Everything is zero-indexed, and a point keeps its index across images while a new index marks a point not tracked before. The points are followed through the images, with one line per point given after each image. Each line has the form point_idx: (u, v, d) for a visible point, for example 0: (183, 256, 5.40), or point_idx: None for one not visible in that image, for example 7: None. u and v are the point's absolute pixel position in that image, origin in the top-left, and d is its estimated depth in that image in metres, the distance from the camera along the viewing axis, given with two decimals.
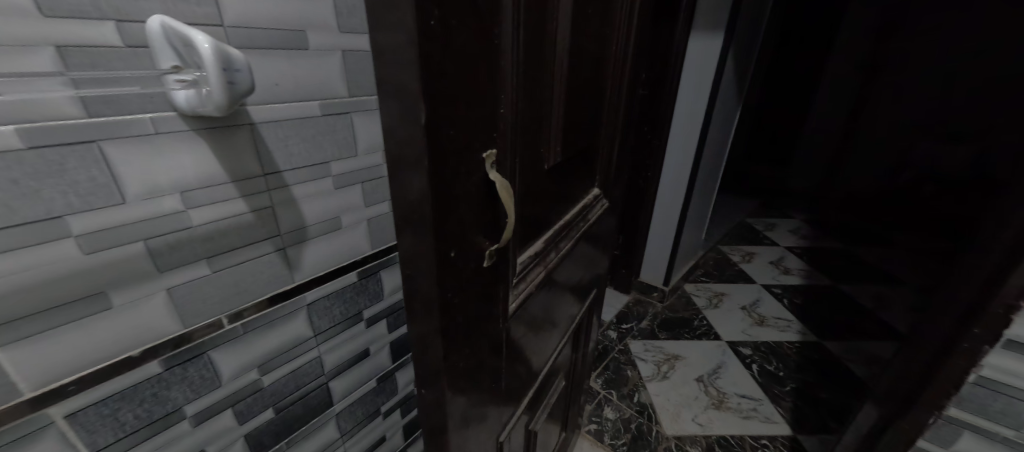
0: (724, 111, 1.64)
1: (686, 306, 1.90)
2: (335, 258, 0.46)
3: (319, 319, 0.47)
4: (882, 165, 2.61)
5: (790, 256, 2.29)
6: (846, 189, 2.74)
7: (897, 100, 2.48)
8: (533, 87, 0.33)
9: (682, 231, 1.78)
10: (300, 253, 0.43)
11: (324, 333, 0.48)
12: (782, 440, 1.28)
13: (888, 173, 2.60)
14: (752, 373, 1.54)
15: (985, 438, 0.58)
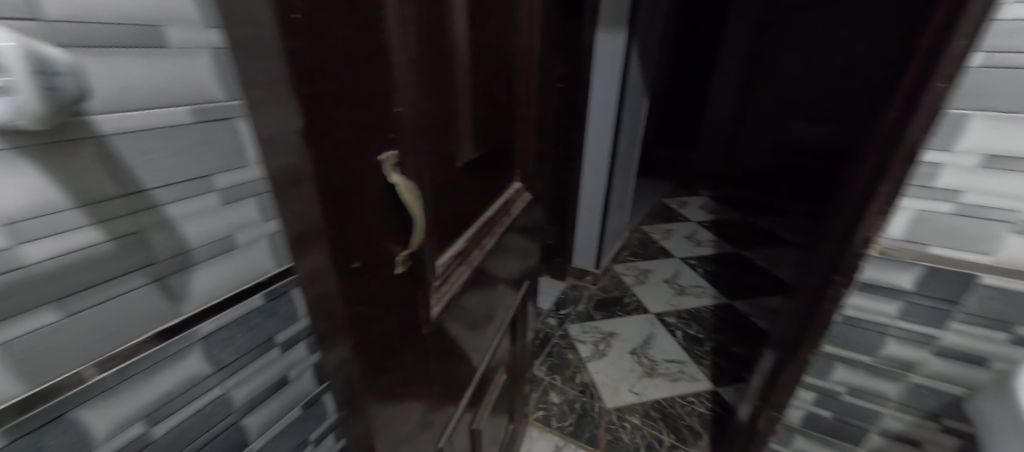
0: (634, 100, 1.76)
1: (618, 285, 2.02)
2: (233, 283, 0.36)
3: (218, 354, 0.37)
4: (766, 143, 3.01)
5: (701, 229, 2.54)
6: (741, 166, 3.11)
7: (773, 86, 2.87)
8: (433, 84, 0.32)
9: (607, 216, 1.90)
10: (185, 282, 0.33)
11: (228, 368, 0.38)
12: (705, 395, 1.43)
13: (771, 150, 3.00)
14: (677, 339, 1.69)
15: (850, 365, 0.70)
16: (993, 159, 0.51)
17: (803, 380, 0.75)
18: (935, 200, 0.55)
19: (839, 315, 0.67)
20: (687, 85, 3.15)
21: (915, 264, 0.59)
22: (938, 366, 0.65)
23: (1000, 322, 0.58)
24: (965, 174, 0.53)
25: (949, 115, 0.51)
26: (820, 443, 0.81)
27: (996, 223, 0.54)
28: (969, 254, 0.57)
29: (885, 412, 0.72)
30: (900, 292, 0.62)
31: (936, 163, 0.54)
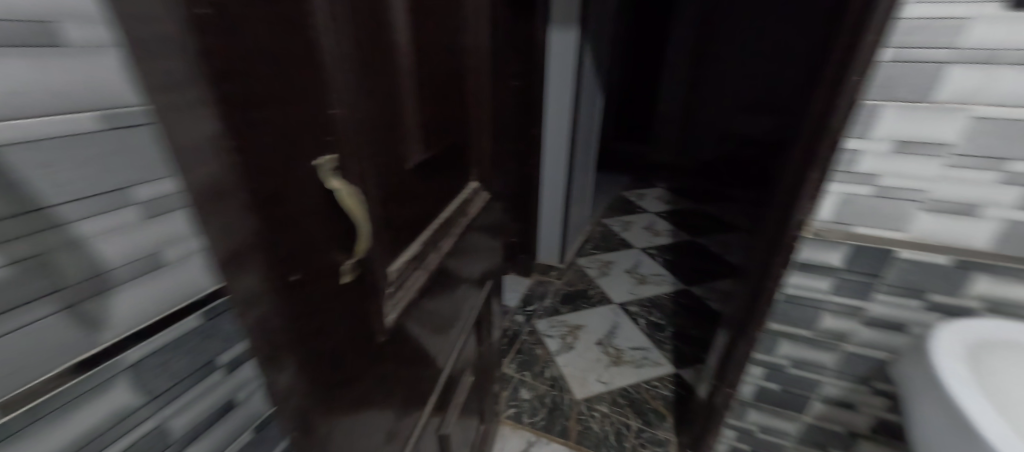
0: (589, 97, 1.80)
1: (582, 278, 2.07)
2: (158, 305, 0.25)
3: (143, 392, 0.25)
4: (713, 135, 3.18)
5: (658, 220, 2.64)
6: (692, 158, 3.27)
7: (717, 81, 3.03)
8: (373, 83, 0.31)
9: (568, 211, 1.93)
10: (93, 315, 0.21)
11: (153, 410, 0.26)
12: (668, 378, 1.50)
13: (718, 142, 3.18)
14: (640, 326, 1.75)
15: (793, 338, 0.76)
16: (903, 144, 0.56)
17: (754, 355, 0.81)
18: (857, 183, 0.61)
19: (781, 294, 0.73)
20: (640, 81, 3.27)
21: (843, 243, 0.65)
22: (866, 335, 0.71)
23: (916, 292, 0.64)
24: (881, 159, 0.58)
25: (865, 105, 0.56)
26: (771, 413, 0.88)
27: (908, 203, 0.60)
28: (887, 232, 0.62)
29: (824, 379, 0.79)
30: (831, 269, 0.68)
31: (856, 149, 0.59)
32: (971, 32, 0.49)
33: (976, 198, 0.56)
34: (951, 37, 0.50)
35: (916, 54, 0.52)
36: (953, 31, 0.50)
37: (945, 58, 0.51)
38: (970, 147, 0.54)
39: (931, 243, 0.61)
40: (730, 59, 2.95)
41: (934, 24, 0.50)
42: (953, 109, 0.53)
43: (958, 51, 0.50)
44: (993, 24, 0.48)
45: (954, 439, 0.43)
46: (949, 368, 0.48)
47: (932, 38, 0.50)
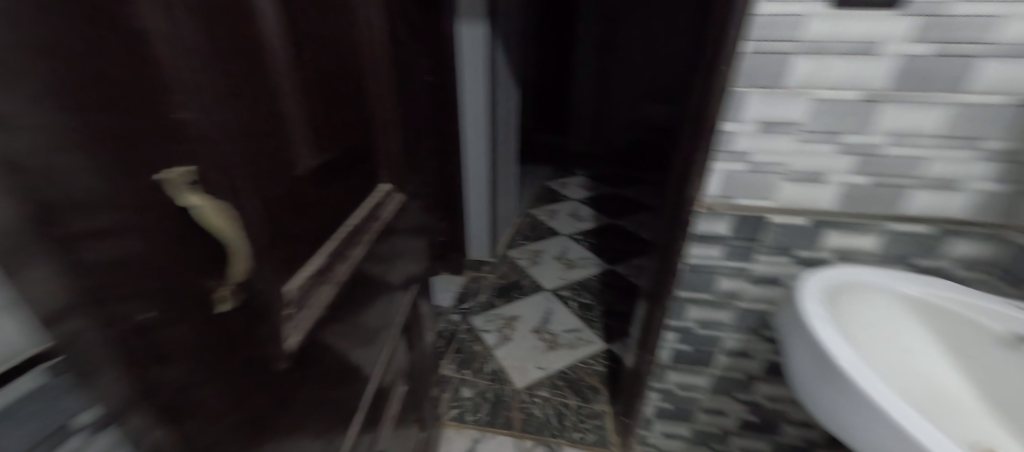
0: (505, 90, 1.81)
1: (514, 270, 2.10)
2: None
3: None
4: (623, 123, 3.41)
5: (581, 206, 2.78)
6: (606, 145, 3.49)
7: (622, 72, 3.25)
8: (238, 83, 0.27)
9: (495, 205, 1.95)
10: None
11: None
12: (600, 354, 1.59)
13: (627, 129, 3.42)
14: (572, 309, 1.83)
15: (697, 302, 0.86)
16: (766, 125, 0.65)
17: (668, 321, 0.91)
18: (735, 161, 0.69)
19: (684, 263, 0.82)
20: (553, 74, 3.39)
21: (728, 214, 0.74)
22: (753, 291, 0.82)
23: (786, 250, 0.76)
24: (751, 138, 0.67)
25: (734, 92, 0.64)
26: (686, 371, 0.98)
27: (774, 176, 0.69)
28: (761, 201, 0.72)
29: (726, 335, 0.90)
30: (721, 238, 0.77)
31: (731, 131, 0.67)
32: (809, 27, 0.58)
33: (822, 168, 0.67)
34: (794, 32, 0.58)
35: (770, 46, 0.60)
36: (795, 26, 0.58)
37: (791, 50, 0.59)
38: (814, 125, 0.64)
39: (794, 207, 0.72)
40: (632, 52, 3.17)
41: (780, 20, 0.58)
42: (800, 93, 0.62)
43: (800, 43, 0.59)
44: (822, 20, 0.57)
45: (815, 369, 0.52)
46: (810, 309, 0.58)
47: (781, 32, 0.59)
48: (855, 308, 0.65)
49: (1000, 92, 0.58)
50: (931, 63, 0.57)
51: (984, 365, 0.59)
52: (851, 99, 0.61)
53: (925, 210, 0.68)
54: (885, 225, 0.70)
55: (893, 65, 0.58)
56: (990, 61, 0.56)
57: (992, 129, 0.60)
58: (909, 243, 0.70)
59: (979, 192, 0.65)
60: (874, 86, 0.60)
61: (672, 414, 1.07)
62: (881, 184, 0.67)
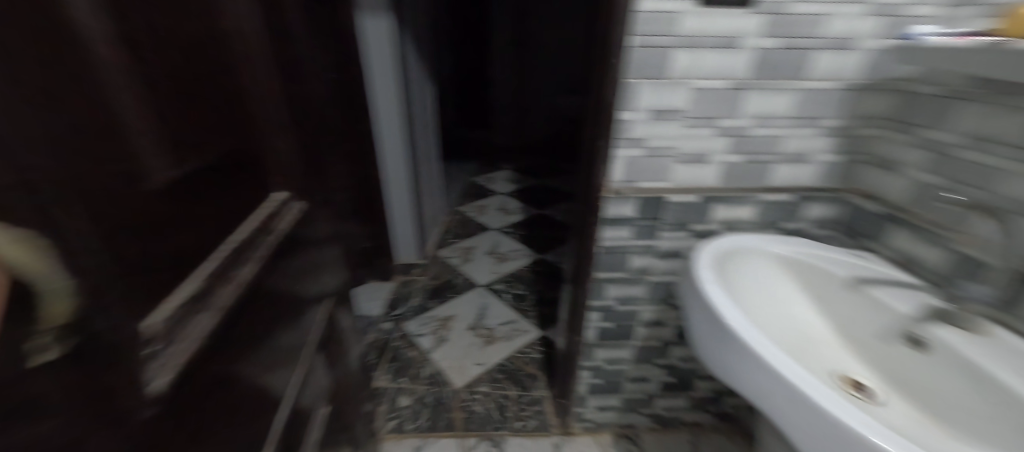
0: (419, 86, 1.75)
1: (446, 270, 2.07)
2: None
3: None
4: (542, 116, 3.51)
5: (509, 199, 2.81)
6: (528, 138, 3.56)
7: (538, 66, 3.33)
8: (41, 86, 0.22)
9: (419, 205, 1.89)
10: None
11: None
12: (536, 342, 1.63)
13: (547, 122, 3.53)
14: (507, 302, 1.85)
15: (614, 281, 0.92)
16: (657, 113, 0.71)
17: (591, 301, 0.96)
18: (633, 147, 0.74)
19: (600, 246, 0.87)
20: (471, 69, 3.37)
21: (633, 197, 0.80)
22: (661, 265, 0.90)
23: (684, 225, 0.84)
24: (645, 126, 0.72)
25: (627, 83, 0.68)
26: (612, 346, 1.05)
27: (668, 159, 0.76)
28: (659, 183, 0.79)
29: (642, 308, 0.97)
30: (629, 219, 0.83)
31: (628, 120, 0.72)
32: (683, 23, 0.64)
33: (705, 149, 0.75)
34: (672, 27, 0.64)
35: (652, 40, 0.65)
36: (672, 22, 0.64)
37: (671, 43, 0.65)
38: (695, 111, 0.71)
39: (686, 187, 0.79)
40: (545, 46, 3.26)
41: (658, 16, 0.63)
42: (682, 82, 0.68)
43: (677, 37, 0.65)
44: (693, 16, 0.63)
45: (709, 329, 0.58)
46: (702, 276, 0.65)
47: (661, 27, 0.64)
48: (740, 270, 0.74)
49: (830, 78, 0.69)
50: (780, 55, 0.67)
51: (834, 305, 0.71)
52: (723, 88, 0.69)
53: (787, 180, 0.79)
54: (758, 196, 0.80)
55: (751, 57, 0.67)
56: (821, 53, 0.67)
57: (827, 110, 0.72)
58: (777, 210, 0.82)
59: (823, 163, 0.77)
60: (739, 75, 0.68)
61: (603, 388, 1.14)
62: (752, 161, 0.77)
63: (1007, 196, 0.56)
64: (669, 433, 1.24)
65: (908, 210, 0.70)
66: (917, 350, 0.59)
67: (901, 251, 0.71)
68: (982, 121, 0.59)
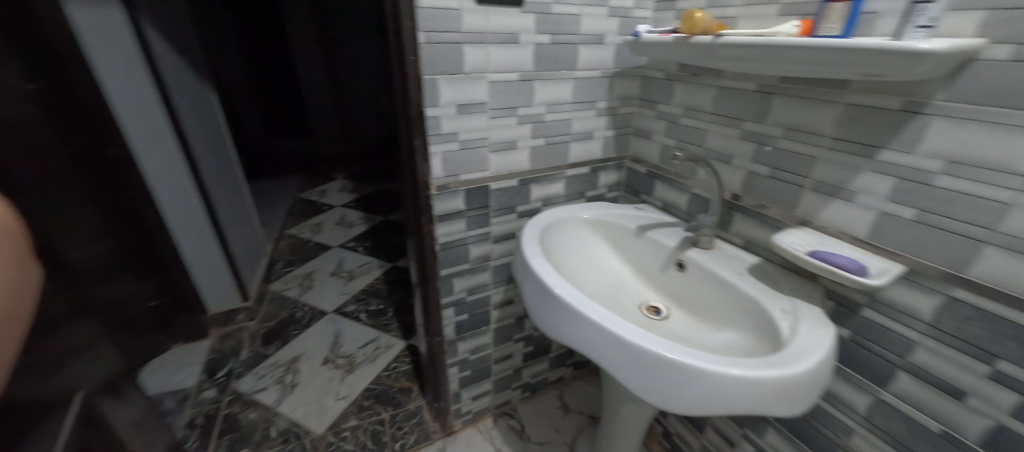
0: (194, 94, 1.40)
1: (282, 305, 1.77)
2: None
3: None
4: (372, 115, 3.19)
5: (348, 211, 2.57)
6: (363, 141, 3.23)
7: (356, 63, 2.99)
8: None
9: (225, 239, 1.54)
10: None
11: None
12: (403, 354, 1.55)
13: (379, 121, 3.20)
14: (363, 322, 1.70)
15: (460, 273, 0.94)
16: (461, 107, 0.74)
17: (442, 300, 0.95)
18: (446, 141, 0.75)
19: (437, 244, 0.87)
20: (272, 70, 2.90)
21: (458, 190, 0.82)
22: (499, 249, 0.96)
23: (510, 208, 0.90)
24: (452, 120, 0.74)
25: (425, 79, 0.68)
26: (472, 336, 1.07)
27: (482, 149, 0.80)
28: (479, 173, 0.82)
29: (492, 292, 1.02)
30: (460, 212, 0.85)
31: (435, 116, 0.72)
32: (466, 21, 0.67)
33: (512, 137, 0.82)
34: (457, 23, 0.66)
35: (440, 36, 0.66)
36: (456, 19, 0.66)
37: (460, 39, 0.67)
38: (495, 103, 0.77)
39: (503, 173, 0.85)
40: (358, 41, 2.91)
41: (442, 13, 0.64)
42: (478, 77, 0.72)
43: (464, 34, 0.67)
44: (474, 15, 0.67)
45: (540, 299, 0.65)
46: (529, 251, 0.72)
47: (446, 24, 0.66)
48: (557, 240, 0.84)
49: (594, 68, 0.84)
50: (554, 49, 0.77)
51: (629, 251, 0.88)
52: (514, 80, 0.76)
53: (582, 156, 0.93)
54: (563, 172, 0.92)
55: (531, 52, 0.75)
56: (583, 47, 0.80)
57: (598, 94, 0.87)
58: (580, 181, 0.96)
59: (604, 137, 0.94)
60: (525, 68, 0.76)
61: (474, 378, 1.17)
62: (553, 143, 0.88)
63: (710, 148, 0.78)
64: (541, 396, 1.36)
65: (661, 167, 0.90)
66: (680, 271, 0.78)
67: (663, 198, 0.92)
68: (688, 96, 0.80)
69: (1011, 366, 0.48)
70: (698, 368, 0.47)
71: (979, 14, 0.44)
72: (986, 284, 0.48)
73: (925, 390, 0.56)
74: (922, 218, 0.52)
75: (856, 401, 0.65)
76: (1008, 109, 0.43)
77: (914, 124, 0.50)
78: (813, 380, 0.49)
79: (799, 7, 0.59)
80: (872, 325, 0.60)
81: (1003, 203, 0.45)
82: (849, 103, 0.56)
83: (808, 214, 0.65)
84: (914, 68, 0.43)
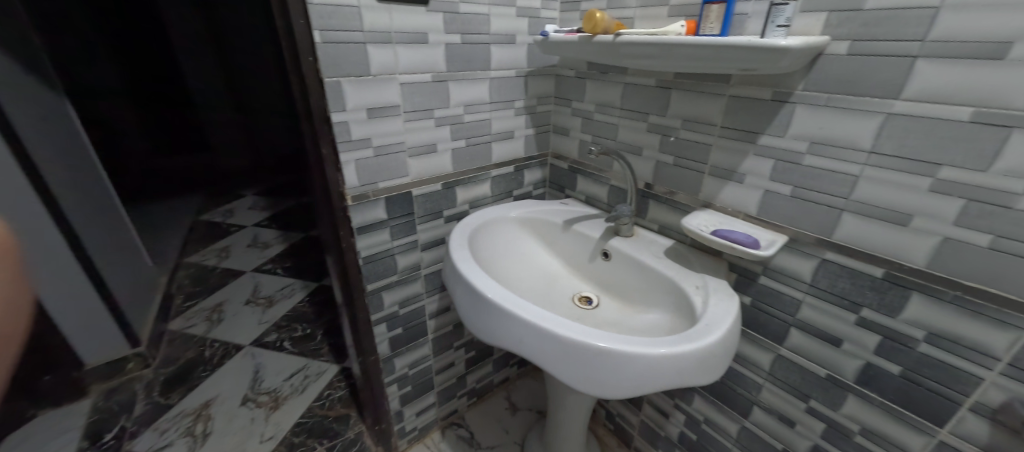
0: (45, 107, 1.16)
1: (185, 345, 1.54)
2: None
3: None
4: (281, 126, 2.79)
5: (261, 231, 2.32)
6: (274, 153, 2.89)
7: (255, 69, 2.61)
8: None
9: (106, 276, 1.30)
10: None
11: None
12: (337, 379, 1.43)
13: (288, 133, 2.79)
14: (287, 350, 1.55)
15: (389, 286, 0.89)
16: (372, 111, 0.69)
17: (372, 316, 0.90)
18: (359, 148, 0.70)
19: (361, 258, 0.81)
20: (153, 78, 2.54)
21: (377, 199, 0.77)
22: (429, 256, 0.93)
23: (437, 212, 0.88)
24: (363, 125, 0.69)
25: (328, 83, 0.63)
26: (410, 350, 1.03)
27: (399, 154, 0.76)
28: (399, 179, 0.78)
29: (426, 301, 0.99)
30: (382, 222, 0.80)
31: (342, 121, 0.67)
32: (368, 19, 0.63)
33: (431, 140, 0.79)
34: (358, 22, 0.62)
35: (340, 35, 0.61)
36: (357, 17, 0.62)
37: (364, 39, 0.63)
38: (410, 106, 0.73)
39: (426, 178, 0.82)
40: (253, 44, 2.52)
41: (340, 10, 0.60)
42: (388, 79, 0.69)
43: (367, 33, 0.64)
44: (376, 13, 0.63)
45: (472, 304, 0.63)
46: (458, 256, 0.70)
47: (346, 23, 0.61)
48: (485, 242, 0.84)
49: (508, 68, 0.84)
50: (466, 49, 0.76)
51: (557, 245, 0.90)
52: (428, 81, 0.74)
53: (506, 155, 0.93)
54: (488, 172, 0.92)
55: (443, 52, 0.73)
56: (495, 47, 0.80)
57: (515, 93, 0.88)
58: (506, 181, 0.96)
59: (525, 136, 0.95)
60: (438, 68, 0.74)
61: (416, 393, 1.12)
62: (475, 144, 0.87)
63: (622, 141, 0.83)
64: (488, 400, 1.34)
65: (581, 162, 0.94)
66: (606, 260, 0.81)
67: (585, 192, 0.96)
68: (599, 93, 0.84)
69: (871, 312, 0.57)
70: (626, 352, 0.49)
71: (823, 15, 0.51)
72: (848, 245, 0.56)
73: (812, 342, 0.65)
74: (796, 193, 0.60)
75: (762, 360, 0.73)
76: (850, 95, 0.51)
77: (783, 112, 0.58)
78: (725, 346, 0.53)
79: (685, 9, 0.65)
80: (768, 291, 0.68)
81: (854, 175, 0.53)
82: (732, 95, 0.62)
83: (709, 196, 0.71)
84: (777, 61, 0.49)
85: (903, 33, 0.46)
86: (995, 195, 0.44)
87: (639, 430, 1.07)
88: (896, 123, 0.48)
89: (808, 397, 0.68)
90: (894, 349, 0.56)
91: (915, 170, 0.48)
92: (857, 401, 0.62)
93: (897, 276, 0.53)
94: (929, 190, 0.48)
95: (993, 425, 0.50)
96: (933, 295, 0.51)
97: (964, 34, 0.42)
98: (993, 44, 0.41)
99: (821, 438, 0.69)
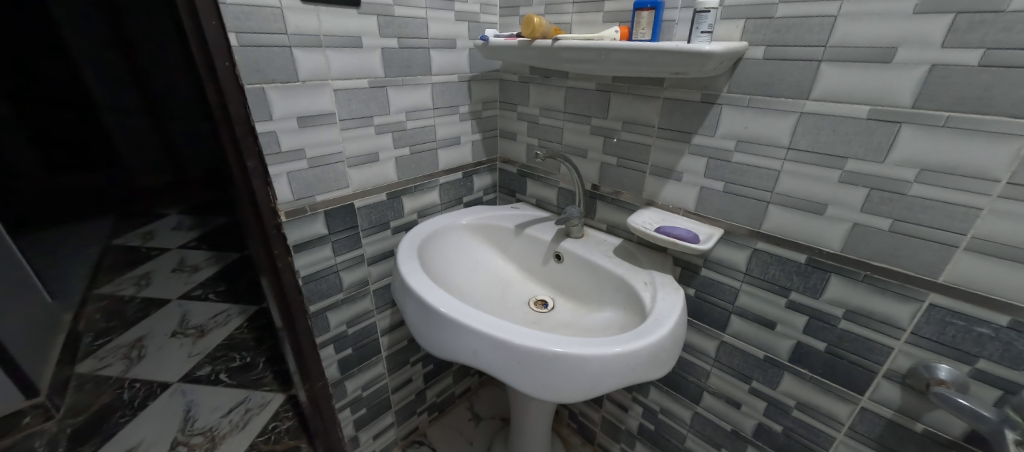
0: None
1: (98, 389, 1.34)
2: None
3: None
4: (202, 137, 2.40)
5: (189, 253, 2.10)
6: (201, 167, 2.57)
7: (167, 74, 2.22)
8: None
9: None
10: None
11: None
12: (283, 409, 1.32)
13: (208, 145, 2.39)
14: (224, 383, 1.40)
15: (335, 304, 0.83)
16: (303, 119, 0.64)
17: (317, 339, 0.83)
18: (290, 160, 0.65)
19: (299, 277, 0.75)
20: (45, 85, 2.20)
21: (314, 213, 0.72)
22: (377, 270, 0.88)
23: (382, 224, 0.84)
24: (293, 135, 0.64)
25: (249, 91, 0.58)
26: (362, 371, 0.97)
27: (337, 164, 0.71)
28: (339, 191, 0.74)
29: (376, 319, 0.94)
30: (322, 237, 0.75)
31: (268, 132, 0.61)
32: (293, 21, 0.59)
33: (372, 148, 0.76)
34: (280, 24, 0.58)
35: (260, 38, 0.56)
36: (279, 18, 0.57)
37: (288, 43, 0.59)
38: (346, 113, 0.69)
39: (368, 189, 0.78)
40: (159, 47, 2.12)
41: (257, 11, 0.55)
42: (319, 85, 0.64)
43: (293, 36, 0.59)
44: (300, 13, 0.59)
45: (422, 318, 0.61)
46: (407, 268, 0.67)
47: (266, 25, 0.56)
48: (435, 252, 0.81)
49: (451, 72, 0.83)
50: (404, 54, 0.73)
51: (510, 250, 0.89)
52: (364, 86, 0.70)
53: (452, 161, 0.91)
54: (436, 179, 0.89)
55: (379, 57, 0.70)
56: (435, 51, 0.78)
57: (458, 99, 0.86)
58: (454, 187, 0.94)
59: (472, 142, 0.93)
60: (375, 73, 0.70)
61: (372, 415, 1.06)
62: (420, 150, 0.84)
63: (567, 144, 0.84)
64: (449, 413, 1.30)
65: (529, 166, 0.94)
66: (558, 262, 0.82)
67: (535, 195, 0.96)
68: (543, 97, 0.85)
69: (799, 295, 0.62)
70: (582, 355, 0.49)
71: (741, 22, 0.55)
72: (774, 234, 0.61)
73: (750, 327, 0.69)
74: (728, 188, 0.64)
75: (708, 347, 0.77)
76: (767, 96, 0.55)
77: (711, 113, 0.61)
78: (674, 337, 0.55)
79: (619, 15, 0.67)
80: (709, 282, 0.72)
81: (776, 171, 0.58)
82: (666, 97, 0.65)
83: (651, 194, 0.74)
84: (704, 65, 0.51)
85: (808, 39, 0.50)
86: (892, 183, 0.49)
87: (600, 426, 1.09)
88: (808, 122, 0.53)
89: (750, 379, 0.73)
90: (820, 327, 0.61)
91: (825, 164, 0.53)
92: (792, 378, 0.67)
93: (818, 261, 0.58)
94: (839, 181, 0.53)
95: (904, 388, 0.56)
96: (849, 275, 0.56)
97: (858, 41, 0.47)
98: (881, 49, 0.46)
99: (764, 415, 0.73)
